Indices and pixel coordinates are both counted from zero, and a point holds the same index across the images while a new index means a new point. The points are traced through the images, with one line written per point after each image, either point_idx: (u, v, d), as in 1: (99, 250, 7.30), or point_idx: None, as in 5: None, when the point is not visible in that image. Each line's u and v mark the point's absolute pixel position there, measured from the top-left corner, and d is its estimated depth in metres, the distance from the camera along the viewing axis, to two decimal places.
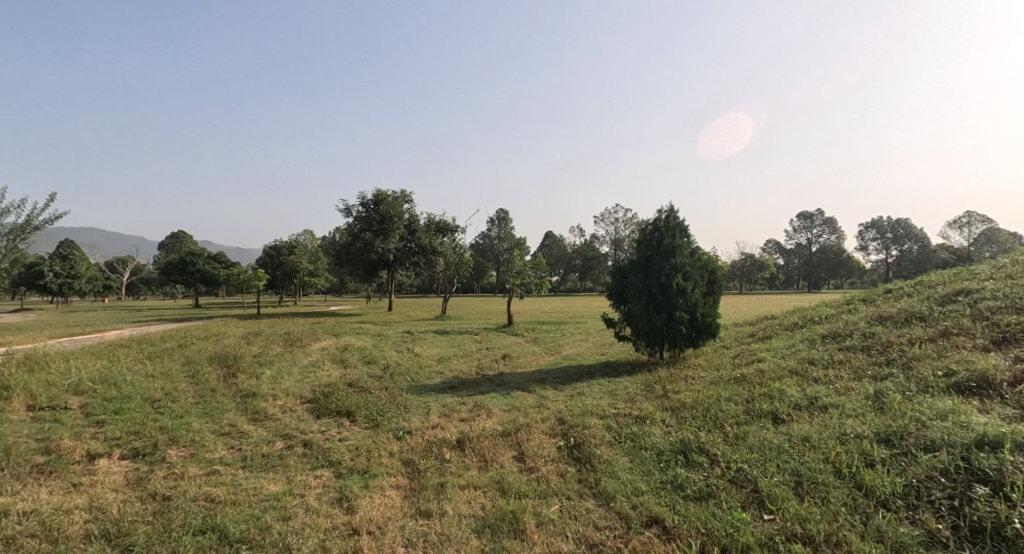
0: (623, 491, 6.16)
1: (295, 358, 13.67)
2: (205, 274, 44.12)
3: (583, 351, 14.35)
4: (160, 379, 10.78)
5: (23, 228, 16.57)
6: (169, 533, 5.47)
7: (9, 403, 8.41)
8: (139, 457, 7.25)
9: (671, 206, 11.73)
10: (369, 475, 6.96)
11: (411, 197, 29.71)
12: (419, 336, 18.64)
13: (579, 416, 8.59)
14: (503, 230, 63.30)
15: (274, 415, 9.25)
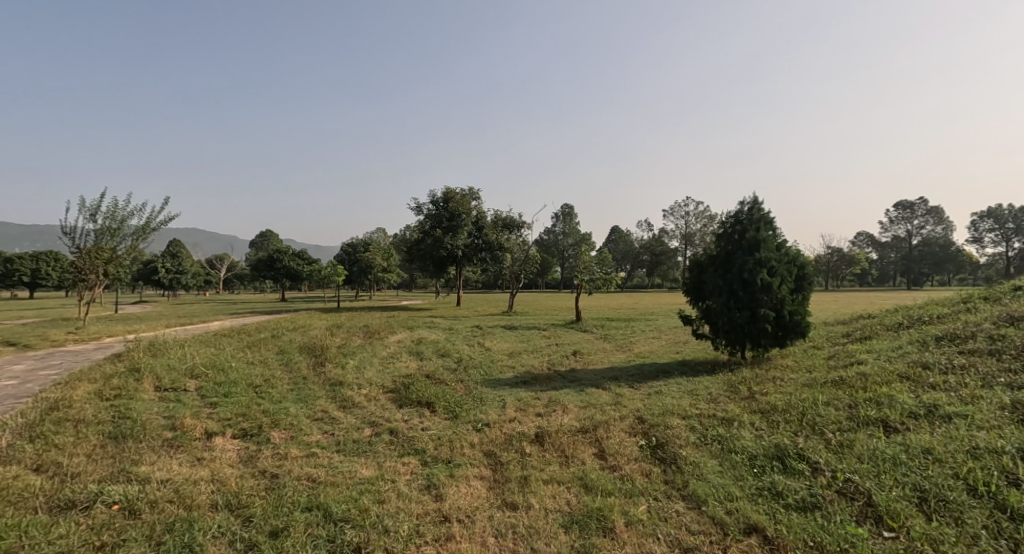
0: (715, 496, 5.95)
1: (375, 350, 14.29)
2: (290, 269, 47.11)
3: (658, 349, 14.00)
4: (260, 366, 11.62)
5: (144, 229, 18.30)
6: (282, 507, 5.84)
7: (139, 382, 9.33)
8: (248, 437, 7.82)
9: (754, 197, 11.17)
10: (455, 466, 7.12)
11: (479, 194, 30.15)
12: (489, 331, 18.88)
13: (659, 415, 8.37)
14: (569, 225, 62.42)
15: (361, 403, 9.69)
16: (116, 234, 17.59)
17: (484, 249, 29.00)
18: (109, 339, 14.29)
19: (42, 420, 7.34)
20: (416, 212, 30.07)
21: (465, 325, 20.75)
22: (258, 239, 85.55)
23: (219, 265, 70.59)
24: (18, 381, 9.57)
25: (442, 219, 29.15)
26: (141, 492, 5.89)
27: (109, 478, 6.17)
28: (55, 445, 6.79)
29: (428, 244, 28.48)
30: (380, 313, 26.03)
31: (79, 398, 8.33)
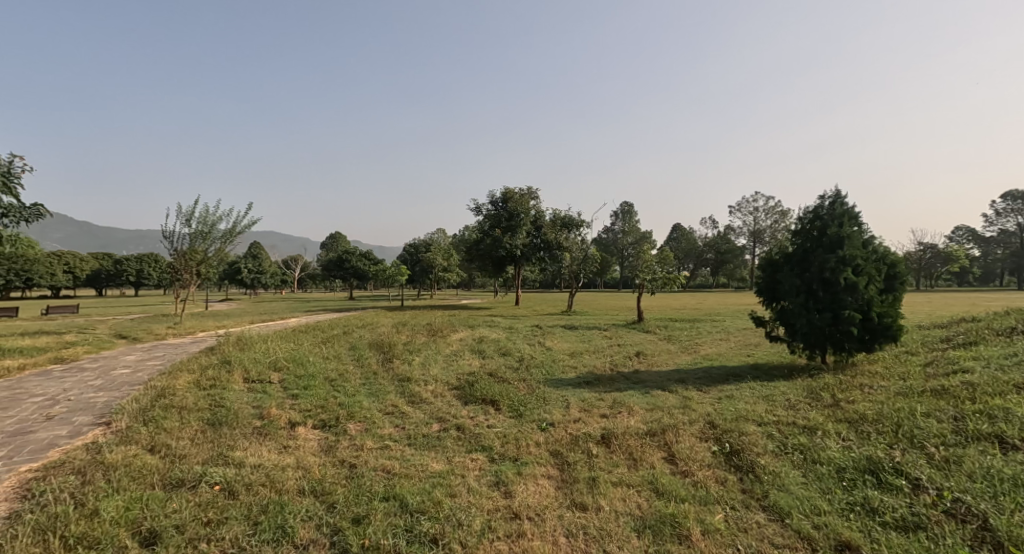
0: (799, 509, 5.71)
1: (438, 347, 14.64)
2: (358, 269, 48.89)
3: (726, 351, 13.56)
4: (334, 361, 12.17)
5: (231, 233, 19.52)
6: (362, 495, 6.10)
7: (231, 374, 10.00)
8: (327, 428, 8.21)
9: (836, 191, 10.60)
10: (522, 464, 7.18)
11: (538, 194, 30.20)
12: (549, 331, 18.85)
13: (732, 421, 8.08)
14: (630, 223, 61.20)
15: (428, 399, 9.96)
16: (207, 237, 18.86)
17: (543, 248, 29.05)
18: (203, 334, 15.43)
19: (151, 406, 8.02)
20: (475, 213, 30.49)
21: (525, 324, 20.81)
22: (330, 239, 89.11)
23: (295, 265, 74.48)
24: (129, 370, 10.53)
25: (501, 219, 29.42)
26: (237, 475, 6.31)
27: (209, 461, 6.66)
28: (164, 428, 7.39)
29: (488, 244, 28.82)
30: (442, 312, 26.53)
31: (181, 386, 9.04)
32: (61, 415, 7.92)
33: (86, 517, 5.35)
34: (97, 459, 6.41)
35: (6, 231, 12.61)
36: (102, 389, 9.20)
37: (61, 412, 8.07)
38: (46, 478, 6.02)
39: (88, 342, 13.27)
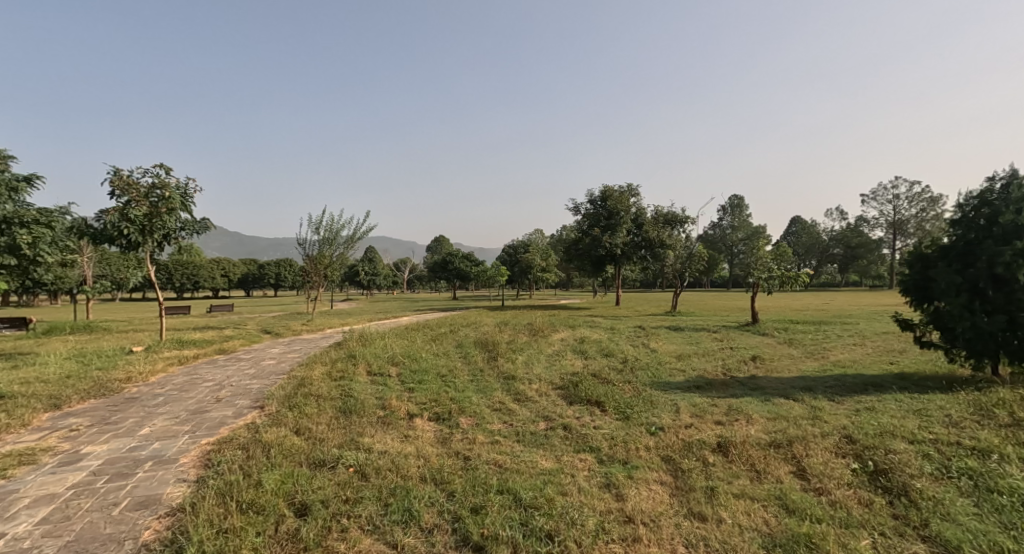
0: (972, 543, 5.25)
1: (540, 347, 14.72)
2: (460, 270, 50.46)
3: (860, 357, 12.40)
4: (443, 358, 12.64)
5: (351, 239, 20.95)
6: (478, 486, 6.28)
7: (355, 367, 10.75)
8: (441, 421, 8.55)
9: (1010, 173, 9.29)
10: (632, 467, 7.03)
11: (638, 191, 29.56)
12: (653, 332, 18.32)
13: (875, 436, 7.40)
14: (739, 219, 58.15)
15: (533, 397, 10.04)
16: (332, 243, 20.37)
17: (644, 247, 28.27)
18: (330, 330, 16.71)
19: (295, 394, 8.83)
20: (573, 213, 30.42)
21: (626, 325, 20.38)
22: (434, 240, 92.64)
23: (405, 268, 78.79)
24: (274, 361, 11.66)
25: (600, 217, 29.11)
26: (368, 459, 6.76)
27: (343, 444, 7.18)
28: (305, 413, 8.09)
29: (586, 244, 28.65)
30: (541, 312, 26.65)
31: (316, 377, 9.86)
32: (226, 398, 8.96)
33: (252, 486, 5.96)
34: (256, 437, 7.16)
35: (183, 242, 14.46)
36: (256, 377, 10.27)
37: (226, 396, 9.12)
38: (219, 451, 6.82)
39: (241, 336, 14.87)
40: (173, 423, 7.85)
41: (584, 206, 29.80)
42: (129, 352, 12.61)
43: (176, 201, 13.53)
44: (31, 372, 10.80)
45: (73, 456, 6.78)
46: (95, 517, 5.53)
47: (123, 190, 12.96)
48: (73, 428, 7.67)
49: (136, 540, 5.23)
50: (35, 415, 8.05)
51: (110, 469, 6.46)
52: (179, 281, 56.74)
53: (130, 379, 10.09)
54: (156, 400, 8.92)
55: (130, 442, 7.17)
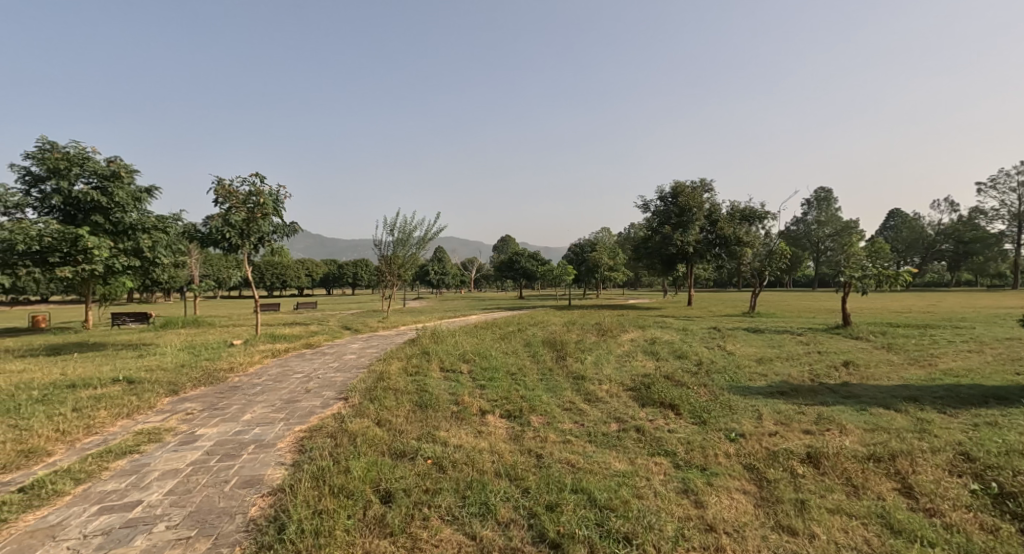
0: None
1: (609, 347, 14.37)
2: (526, 269, 50.45)
3: (974, 367, 11.28)
4: (512, 356, 12.58)
5: (423, 240, 21.36)
6: (551, 484, 6.15)
7: (429, 363, 10.91)
8: (513, 418, 8.48)
9: None
10: (712, 474, 6.67)
11: (711, 186, 28.43)
12: (730, 333, 17.49)
13: (998, 454, 6.71)
14: (827, 213, 54.64)
15: (604, 398, 9.78)
16: (406, 244, 21.03)
17: (720, 244, 27.07)
18: (404, 327, 17.10)
19: (375, 388, 9.06)
20: (643, 210, 29.67)
21: (701, 326, 19.61)
22: (501, 240, 93.05)
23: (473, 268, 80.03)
24: (355, 355, 12.05)
25: (671, 214, 28.18)
26: (444, 453, 6.79)
27: (420, 437, 7.25)
28: (385, 406, 8.25)
29: (656, 242, 27.82)
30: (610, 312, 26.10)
31: (393, 372, 10.07)
32: (315, 389, 9.33)
33: (342, 472, 6.10)
34: (342, 427, 7.37)
35: (276, 245, 15.24)
36: (339, 370, 10.64)
37: (315, 387, 9.49)
38: (310, 438, 7.07)
39: (324, 331, 15.51)
40: (271, 410, 8.26)
41: (654, 204, 28.99)
42: (230, 345, 13.44)
43: (269, 207, 14.30)
44: (152, 360, 11.76)
45: (191, 436, 7.24)
46: (211, 491, 5.84)
47: (225, 199, 13.94)
48: (189, 411, 8.21)
49: (246, 515, 5.46)
50: (158, 399, 8.70)
51: (220, 449, 6.84)
52: (270, 281, 60.76)
53: (232, 368, 10.76)
54: (255, 389, 9.42)
55: (236, 426, 7.59)
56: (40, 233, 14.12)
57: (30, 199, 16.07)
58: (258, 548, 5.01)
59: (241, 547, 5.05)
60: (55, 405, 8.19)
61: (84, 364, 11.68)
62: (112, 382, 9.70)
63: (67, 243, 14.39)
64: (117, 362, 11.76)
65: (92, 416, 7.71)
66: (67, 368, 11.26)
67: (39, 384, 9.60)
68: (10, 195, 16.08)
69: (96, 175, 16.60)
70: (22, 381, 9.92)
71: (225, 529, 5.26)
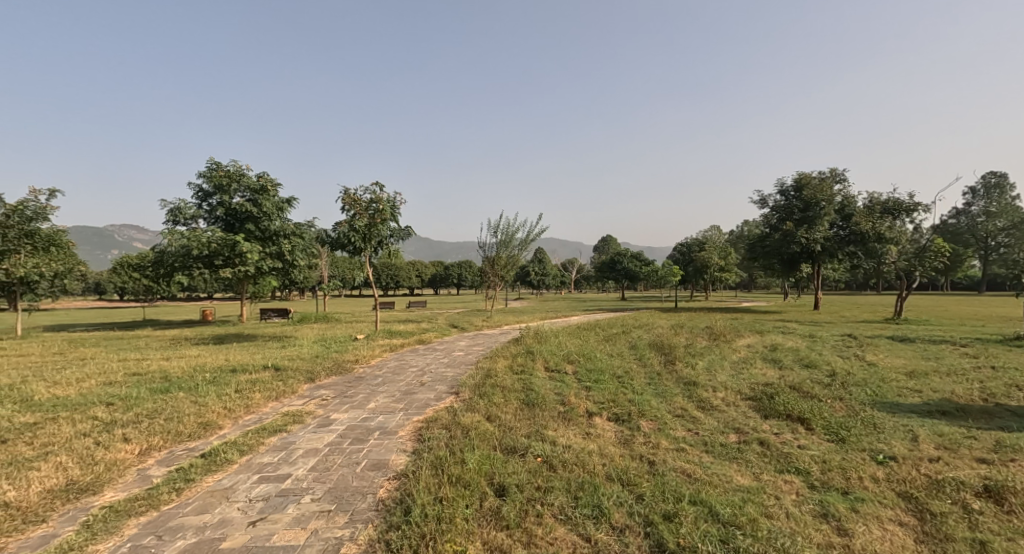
0: None
1: (724, 353, 13.22)
2: (630, 270, 48.69)
3: None
4: (617, 359, 11.91)
5: (526, 241, 21.12)
6: (668, 493, 5.55)
7: (534, 362, 10.59)
8: (622, 422, 7.92)
9: None
10: (858, 499, 5.71)
11: (843, 175, 25.77)
12: (869, 342, 15.42)
13: None
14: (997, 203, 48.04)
15: (720, 406, 8.89)
16: (509, 245, 20.96)
17: (854, 241, 24.17)
18: (508, 327, 16.95)
19: (482, 384, 8.92)
20: (760, 206, 27.51)
21: (832, 333, 17.57)
22: (605, 240, 91.25)
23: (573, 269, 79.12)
24: (461, 352, 12.03)
25: (794, 210, 25.89)
26: (554, 452, 6.41)
27: (529, 434, 6.94)
28: (494, 402, 8.05)
29: (777, 240, 25.48)
30: (725, 316, 24.30)
31: (498, 369, 9.88)
32: (429, 383, 9.37)
33: (458, 462, 5.92)
34: (455, 420, 7.25)
35: (393, 248, 15.61)
36: (449, 366, 10.66)
37: (428, 380, 9.53)
38: (426, 428, 7.01)
39: (433, 329, 15.78)
40: (391, 400, 8.37)
41: (773, 199, 26.80)
42: (356, 339, 14.06)
43: (387, 213, 14.79)
44: (293, 351, 12.56)
45: (327, 420, 7.49)
46: (346, 471, 5.91)
47: (349, 206, 14.64)
48: (325, 397, 8.55)
49: (376, 495, 5.43)
50: (298, 385, 9.18)
51: (350, 433, 6.98)
52: (385, 281, 64.24)
53: (358, 360, 11.19)
54: (377, 380, 9.67)
55: (362, 413, 7.75)
56: (208, 240, 16.10)
57: (202, 211, 18.04)
58: (388, 527, 4.91)
59: (373, 524, 4.97)
60: (224, 386, 8.88)
61: (240, 352, 12.77)
62: (263, 368, 10.45)
63: (228, 247, 16.19)
64: (263, 351, 12.72)
65: (251, 397, 8.26)
66: (227, 355, 12.34)
67: (207, 367, 10.58)
68: (188, 208, 18.15)
69: (249, 189, 18.21)
70: (196, 364, 11.02)
71: (359, 507, 5.24)
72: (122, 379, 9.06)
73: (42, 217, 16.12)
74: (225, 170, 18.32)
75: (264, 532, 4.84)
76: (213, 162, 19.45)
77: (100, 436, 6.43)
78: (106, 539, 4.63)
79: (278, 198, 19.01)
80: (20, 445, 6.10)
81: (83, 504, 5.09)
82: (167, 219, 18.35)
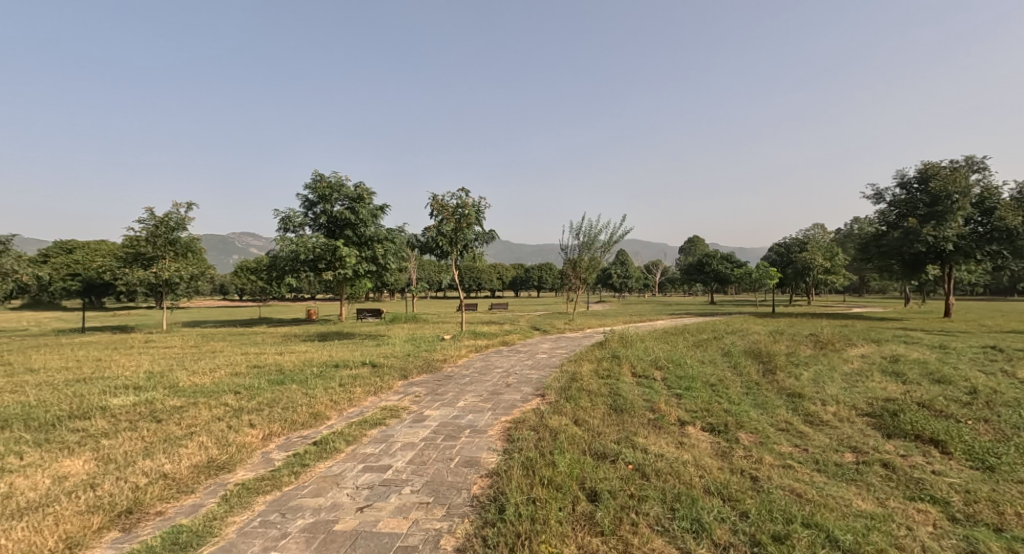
0: None
1: (833, 363, 12.39)
2: (718, 273, 46.50)
3: None
4: (710, 366, 11.52)
5: (609, 243, 20.90)
6: (776, 513, 5.36)
7: (621, 367, 10.49)
8: (717, 433, 7.69)
9: None
10: (1014, 538, 5.23)
11: (980, 163, 23.33)
12: (1018, 357, 13.76)
13: None
14: None
15: (831, 422, 8.40)
16: (592, 247, 20.80)
17: (997, 238, 21.72)
18: (593, 330, 16.85)
19: (569, 387, 8.98)
20: (877, 201, 25.45)
21: (969, 345, 15.85)
22: (692, 241, 88.41)
23: (659, 272, 77.07)
24: (546, 354, 12.15)
25: (919, 204, 23.75)
26: (646, 460, 6.35)
27: (619, 440, 6.93)
28: (581, 405, 8.10)
29: (898, 238, 23.30)
30: (831, 322, 22.62)
31: (584, 373, 9.91)
32: (515, 384, 9.56)
33: (548, 464, 6.03)
34: (543, 422, 7.37)
35: (477, 251, 16.07)
36: (534, 368, 10.82)
37: (514, 381, 9.74)
38: (515, 429, 7.19)
39: (518, 331, 16.04)
40: (479, 400, 8.65)
41: (891, 193, 24.64)
42: (443, 339, 14.61)
43: (472, 217, 15.21)
44: (384, 349, 13.27)
45: (420, 416, 7.88)
46: (440, 466, 6.20)
47: (437, 211, 15.24)
48: (417, 394, 9.00)
49: (470, 492, 5.66)
50: (392, 381, 9.70)
51: (442, 430, 7.30)
52: (468, 284, 65.76)
53: (445, 359, 11.64)
54: (465, 379, 10.03)
55: (452, 411, 8.08)
56: (313, 245, 17.34)
57: (308, 219, 19.44)
58: (483, 523, 5.11)
59: (470, 519, 5.19)
60: (328, 380, 9.58)
61: (339, 349, 13.67)
62: (360, 364, 11.16)
63: (330, 252, 17.38)
64: (359, 348, 13.52)
65: (351, 391, 8.86)
66: (330, 352, 13.26)
67: (314, 362, 11.45)
68: (296, 217, 19.66)
69: (348, 198, 19.41)
70: (303, 359, 11.95)
71: (454, 501, 5.49)
72: (244, 371, 10.04)
73: (183, 227, 18.06)
74: (327, 181, 19.58)
75: (369, 518, 5.20)
76: (318, 173, 20.89)
77: (230, 421, 7.19)
78: (240, 512, 5.16)
79: (373, 205, 20.09)
80: (171, 424, 6.95)
81: (221, 480, 5.72)
82: (278, 226, 19.96)
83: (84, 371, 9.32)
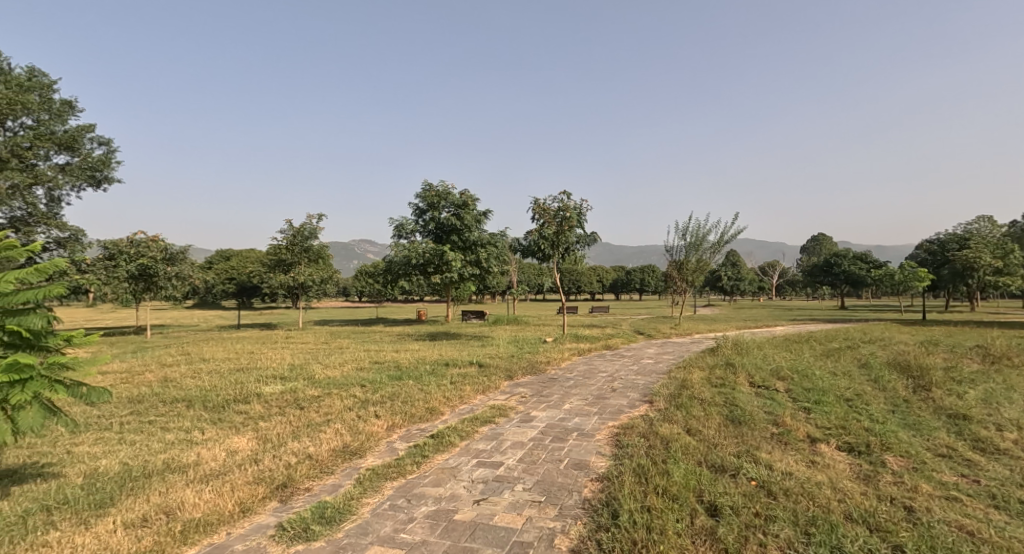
0: None
1: (1007, 382, 10.91)
2: (850, 273, 42.58)
3: None
4: (844, 379, 10.63)
5: (720, 244, 20.00)
6: (939, 550, 4.89)
7: (737, 376, 9.99)
8: (857, 454, 7.13)
9: None
10: None
11: None
12: None
13: None
14: None
15: (1011, 451, 7.51)
16: (699, 248, 20.00)
17: None
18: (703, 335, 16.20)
19: (679, 395, 8.74)
20: None
21: None
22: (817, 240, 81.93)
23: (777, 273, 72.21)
24: (653, 360, 11.89)
25: None
26: (772, 478, 6.04)
27: (740, 454, 6.64)
28: (693, 414, 7.86)
29: None
30: (1003, 332, 19.87)
31: (697, 381, 9.58)
32: (620, 389, 9.47)
33: (662, 473, 5.92)
34: (653, 429, 7.24)
35: (578, 253, 16.06)
36: (640, 373, 10.63)
37: (620, 386, 9.64)
38: (625, 434, 7.13)
39: (621, 335, 15.82)
40: (584, 403, 8.67)
41: None
42: (546, 341, 14.74)
43: (573, 220, 15.18)
44: (490, 349, 13.66)
45: (527, 416, 8.05)
46: (550, 466, 6.32)
47: (539, 215, 15.43)
48: (523, 395, 9.19)
49: (581, 494, 5.72)
50: (499, 381, 9.98)
51: (550, 431, 7.41)
52: (568, 286, 65.80)
53: (549, 362, 11.76)
54: (569, 382, 10.07)
55: (558, 413, 8.17)
56: (422, 250, 18.21)
57: (418, 226, 20.45)
58: (597, 526, 5.13)
59: (582, 521, 5.24)
60: (439, 378, 10.05)
61: (448, 349, 14.27)
62: (468, 364, 11.58)
63: (438, 256, 18.10)
64: (466, 349, 14.04)
65: (462, 389, 9.23)
66: (441, 351, 13.88)
67: (426, 360, 12.05)
68: (408, 224, 20.74)
69: (454, 205, 20.17)
70: (416, 357, 12.61)
71: (566, 502, 5.57)
72: (366, 366, 10.81)
73: (316, 236, 19.68)
74: (436, 190, 20.52)
75: (484, 511, 5.42)
76: (427, 183, 21.94)
77: (358, 412, 7.78)
78: (372, 495, 5.59)
79: (477, 211, 20.72)
80: (311, 412, 7.65)
81: (353, 465, 6.21)
82: (393, 233, 21.16)
83: (241, 362, 10.54)
